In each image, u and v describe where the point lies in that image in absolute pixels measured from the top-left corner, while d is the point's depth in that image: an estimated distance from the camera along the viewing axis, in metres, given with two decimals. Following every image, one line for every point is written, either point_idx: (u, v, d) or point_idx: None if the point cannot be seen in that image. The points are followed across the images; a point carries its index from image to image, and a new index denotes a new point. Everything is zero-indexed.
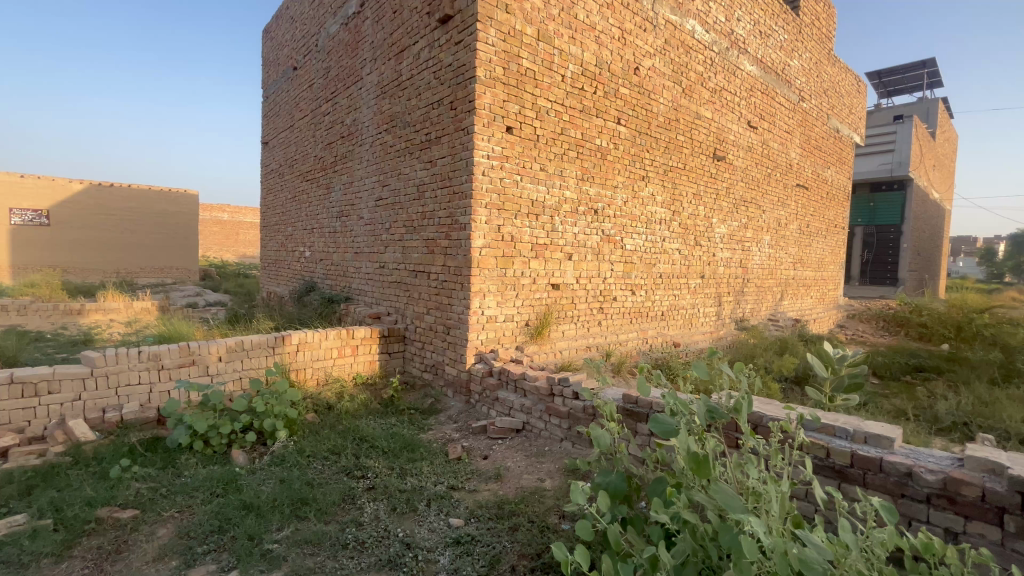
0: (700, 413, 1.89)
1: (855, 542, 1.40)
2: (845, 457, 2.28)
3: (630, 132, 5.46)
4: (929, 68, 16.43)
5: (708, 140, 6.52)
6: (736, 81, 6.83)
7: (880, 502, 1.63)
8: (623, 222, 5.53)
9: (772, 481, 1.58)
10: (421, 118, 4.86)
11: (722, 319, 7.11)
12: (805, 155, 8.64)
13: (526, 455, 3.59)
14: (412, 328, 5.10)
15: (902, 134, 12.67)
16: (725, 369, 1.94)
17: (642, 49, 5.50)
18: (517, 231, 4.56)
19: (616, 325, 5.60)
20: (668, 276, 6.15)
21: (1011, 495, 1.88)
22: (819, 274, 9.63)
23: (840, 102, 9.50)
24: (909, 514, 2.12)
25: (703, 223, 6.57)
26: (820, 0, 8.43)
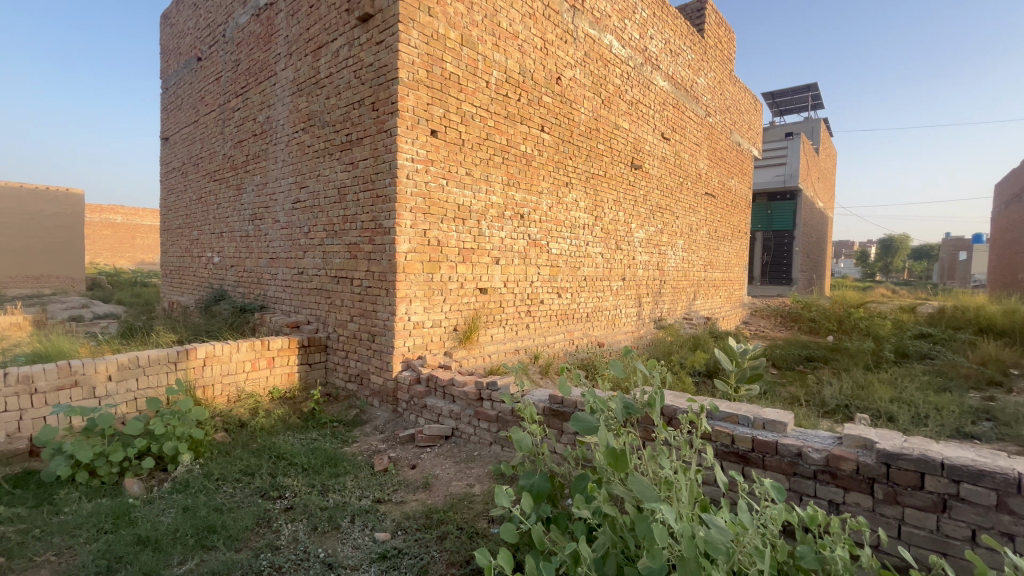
0: (617, 410, 1.99)
1: (752, 520, 1.53)
2: (747, 443, 2.50)
3: (553, 139, 5.62)
4: (813, 91, 18.50)
5: (627, 149, 6.87)
6: (650, 95, 7.27)
7: (772, 482, 1.80)
8: (549, 227, 5.67)
9: (682, 470, 1.68)
10: (340, 118, 4.67)
11: (642, 318, 7.51)
12: (712, 166, 9.39)
13: (455, 461, 3.55)
14: (334, 336, 4.87)
15: (792, 149, 14.15)
16: (639, 366, 2.05)
17: (563, 60, 5.69)
18: (443, 235, 4.52)
19: (544, 328, 5.72)
20: (592, 279, 6.39)
21: (878, 466, 2.15)
22: (726, 275, 10.48)
23: (740, 118, 10.43)
24: (800, 490, 2.36)
25: (623, 228, 6.91)
26: (722, 25, 9.21)
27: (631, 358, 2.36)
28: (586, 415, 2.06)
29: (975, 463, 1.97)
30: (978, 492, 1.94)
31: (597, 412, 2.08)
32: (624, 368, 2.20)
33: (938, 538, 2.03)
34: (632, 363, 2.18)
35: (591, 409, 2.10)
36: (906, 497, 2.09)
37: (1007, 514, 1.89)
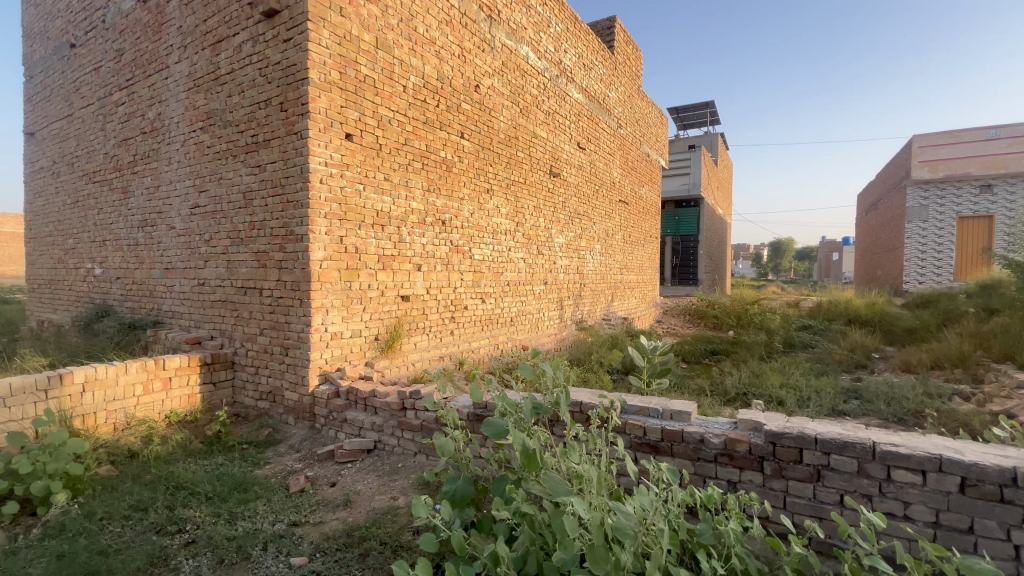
0: (529, 411, 2.06)
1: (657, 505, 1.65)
2: (657, 433, 2.69)
3: (473, 146, 5.67)
4: (710, 108, 20.26)
5: (545, 158, 7.09)
6: (566, 106, 7.58)
7: (669, 468, 1.96)
8: (471, 233, 5.70)
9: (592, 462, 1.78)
10: (245, 118, 4.38)
11: (564, 321, 7.77)
12: (624, 175, 9.96)
13: (378, 475, 3.45)
14: (242, 352, 4.53)
15: (695, 161, 15.38)
16: (546, 368, 2.16)
17: (481, 69, 5.77)
18: (361, 242, 4.38)
19: (468, 334, 5.73)
20: (515, 284, 6.51)
21: (766, 445, 2.40)
22: (640, 277, 11.14)
23: (648, 131, 11.17)
24: (703, 473, 2.57)
25: (544, 234, 7.12)
26: (629, 43, 9.82)
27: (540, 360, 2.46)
28: (499, 418, 2.12)
29: (841, 436, 2.26)
30: (845, 461, 2.23)
31: (510, 415, 2.15)
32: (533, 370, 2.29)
33: (815, 504, 2.30)
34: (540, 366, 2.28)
35: (502, 412, 2.16)
36: (789, 471, 2.35)
37: (867, 478, 2.19)
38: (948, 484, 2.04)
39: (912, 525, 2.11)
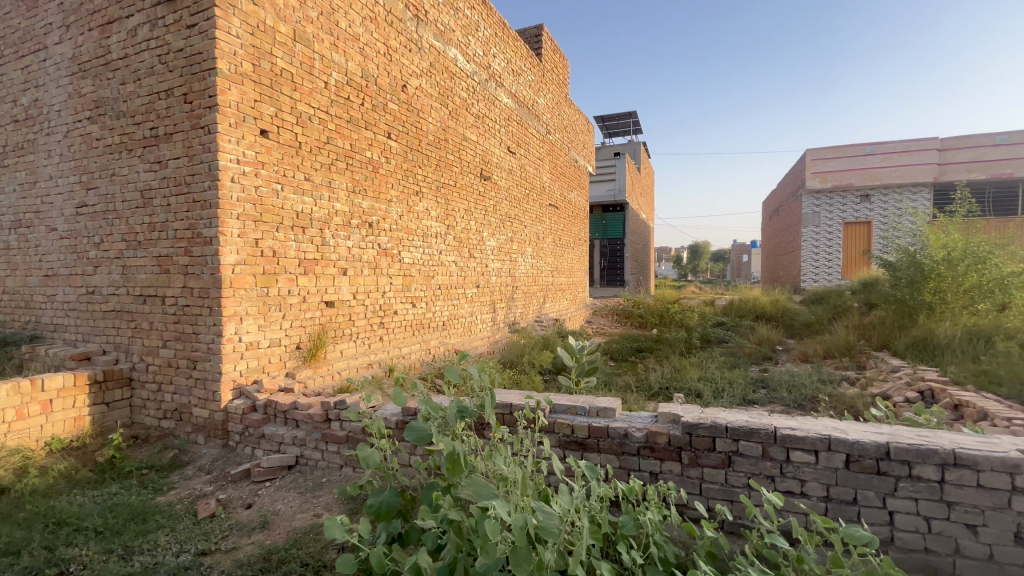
0: (453, 415, 2.03)
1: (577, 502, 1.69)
2: (584, 430, 2.76)
3: (401, 147, 5.54)
4: (633, 118, 21.34)
5: (475, 161, 7.09)
6: (495, 110, 7.62)
7: (588, 463, 2.00)
8: (400, 236, 5.56)
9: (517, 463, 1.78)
10: (142, 109, 3.97)
11: (497, 323, 7.79)
12: (554, 179, 10.20)
13: (300, 492, 3.24)
14: (141, 367, 4.09)
15: (620, 167, 16.09)
16: (470, 370, 2.13)
17: (408, 68, 5.65)
18: (280, 245, 4.11)
19: (399, 339, 5.57)
20: (447, 287, 6.43)
21: (683, 436, 2.54)
22: (571, 279, 11.45)
23: (576, 138, 11.54)
24: (627, 467, 2.67)
25: (475, 237, 7.11)
26: (557, 51, 10.09)
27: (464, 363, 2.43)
28: (422, 424, 2.08)
29: (748, 423, 2.44)
30: (751, 446, 2.41)
31: (435, 420, 2.11)
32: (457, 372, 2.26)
33: (726, 488, 2.46)
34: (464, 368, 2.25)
35: (426, 417, 2.12)
36: (704, 459, 2.50)
37: (770, 461, 2.38)
38: (836, 461, 2.27)
39: (807, 501, 2.32)
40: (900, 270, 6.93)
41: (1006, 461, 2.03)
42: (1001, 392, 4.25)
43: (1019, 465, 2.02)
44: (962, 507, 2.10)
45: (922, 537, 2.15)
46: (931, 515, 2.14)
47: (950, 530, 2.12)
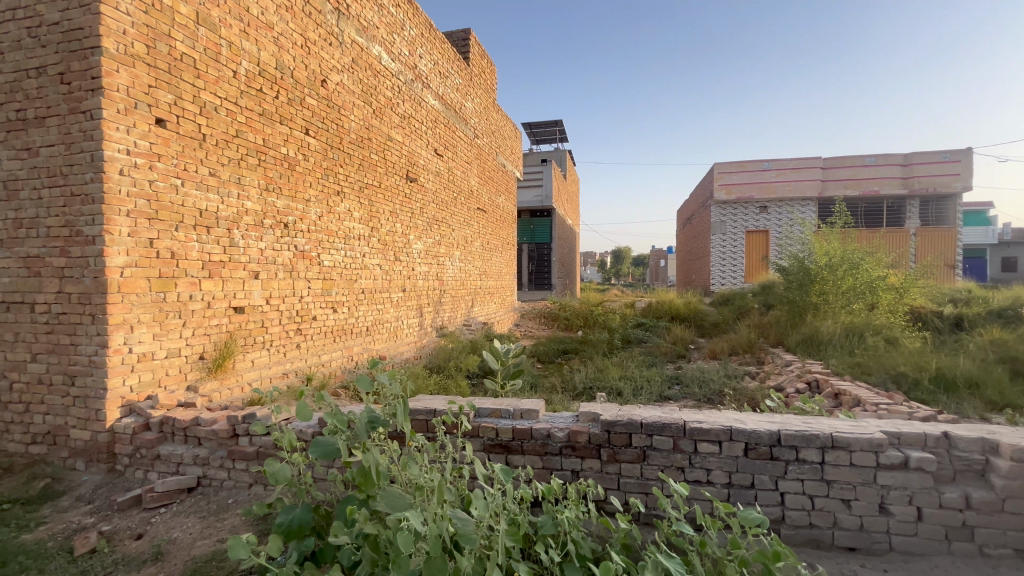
0: (362, 427, 1.93)
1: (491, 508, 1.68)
2: (508, 433, 2.78)
3: (321, 144, 5.27)
4: (559, 127, 22.03)
5: (401, 162, 6.92)
6: (421, 111, 7.50)
7: (502, 467, 2.00)
8: (319, 237, 5.28)
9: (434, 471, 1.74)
10: (5, 87, 3.44)
11: (424, 328, 7.63)
12: (482, 183, 10.23)
13: (201, 517, 2.94)
14: (3, 385, 3.53)
15: (546, 174, 16.49)
16: (381, 378, 2.01)
17: (328, 62, 5.40)
18: (179, 245, 3.74)
19: (318, 346, 5.27)
20: (371, 291, 6.20)
21: (601, 433, 2.63)
22: (499, 282, 11.52)
23: (504, 143, 11.66)
24: (550, 467, 2.72)
25: (401, 239, 6.93)
26: (484, 56, 10.15)
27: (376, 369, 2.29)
28: (330, 437, 1.97)
29: (660, 419, 2.59)
30: (664, 440, 2.55)
31: (345, 431, 2.00)
32: (368, 380, 2.13)
33: (641, 481, 2.58)
34: (375, 375, 2.13)
35: (334, 429, 2.01)
36: (621, 455, 2.61)
37: (680, 453, 2.54)
38: (736, 449, 2.46)
39: (711, 488, 2.50)
40: (791, 274, 7.73)
41: (871, 441, 2.32)
42: (871, 381, 4.87)
43: (882, 444, 2.32)
44: (839, 484, 2.36)
45: (807, 513, 2.39)
46: (814, 494, 2.39)
47: (829, 506, 2.37)
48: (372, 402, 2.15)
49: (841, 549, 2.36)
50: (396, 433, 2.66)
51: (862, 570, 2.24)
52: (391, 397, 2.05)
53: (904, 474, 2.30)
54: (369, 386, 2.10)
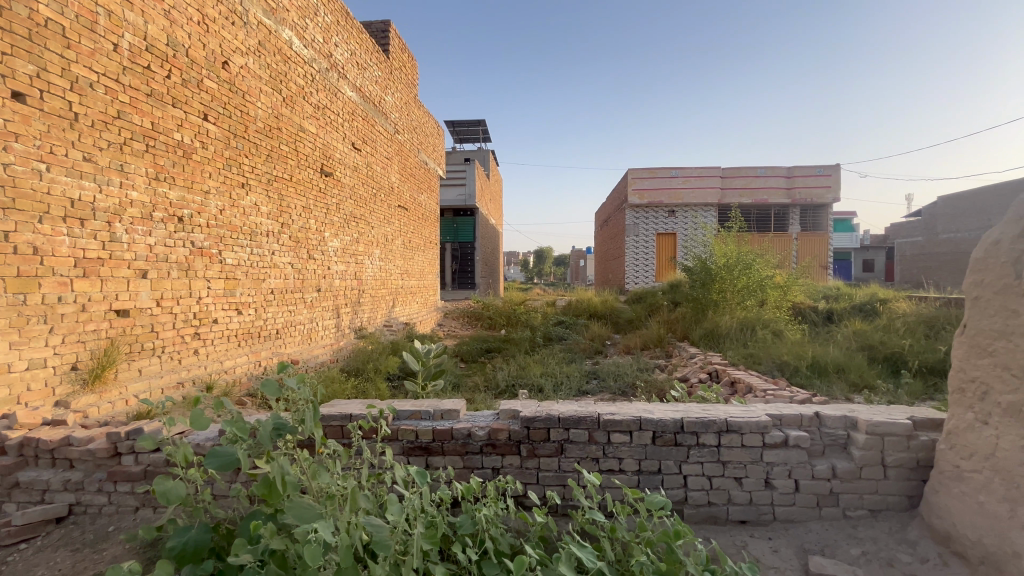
0: (267, 435, 1.78)
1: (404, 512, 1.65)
2: (428, 434, 2.73)
3: (222, 132, 4.85)
4: (482, 126, 22.11)
5: (315, 155, 6.55)
6: (337, 103, 7.15)
7: (416, 469, 1.96)
8: (220, 233, 4.84)
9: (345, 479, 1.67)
10: None
11: (341, 329, 7.28)
12: (403, 180, 9.98)
13: (74, 550, 2.55)
14: None
15: (470, 173, 16.47)
16: (289, 382, 1.86)
17: (230, 43, 4.97)
18: (44, 239, 3.24)
19: (220, 351, 4.81)
20: (282, 292, 5.79)
21: (521, 430, 2.68)
22: (421, 281, 11.30)
23: (426, 140, 11.47)
24: (470, 466, 2.72)
25: (315, 237, 6.56)
26: (406, 50, 9.90)
27: (286, 372, 2.11)
28: (230, 447, 1.81)
29: (576, 412, 2.69)
30: (579, 433, 2.66)
31: (247, 440, 1.85)
32: (275, 383, 1.96)
33: (559, 474, 2.67)
34: (284, 379, 1.97)
35: (234, 439, 1.85)
36: (540, 450, 2.68)
37: (594, 444, 2.66)
38: (645, 438, 2.63)
39: (623, 476, 2.64)
40: (695, 273, 8.39)
41: (758, 423, 2.59)
42: (760, 369, 5.43)
43: (767, 426, 2.60)
44: (732, 464, 2.61)
45: (706, 493, 2.61)
46: (712, 474, 2.62)
47: (724, 484, 2.61)
48: (280, 408, 1.99)
49: (734, 522, 2.61)
50: (306, 441, 2.52)
51: (751, 540, 2.49)
52: (301, 403, 1.91)
53: (785, 451, 2.59)
54: (276, 391, 1.93)
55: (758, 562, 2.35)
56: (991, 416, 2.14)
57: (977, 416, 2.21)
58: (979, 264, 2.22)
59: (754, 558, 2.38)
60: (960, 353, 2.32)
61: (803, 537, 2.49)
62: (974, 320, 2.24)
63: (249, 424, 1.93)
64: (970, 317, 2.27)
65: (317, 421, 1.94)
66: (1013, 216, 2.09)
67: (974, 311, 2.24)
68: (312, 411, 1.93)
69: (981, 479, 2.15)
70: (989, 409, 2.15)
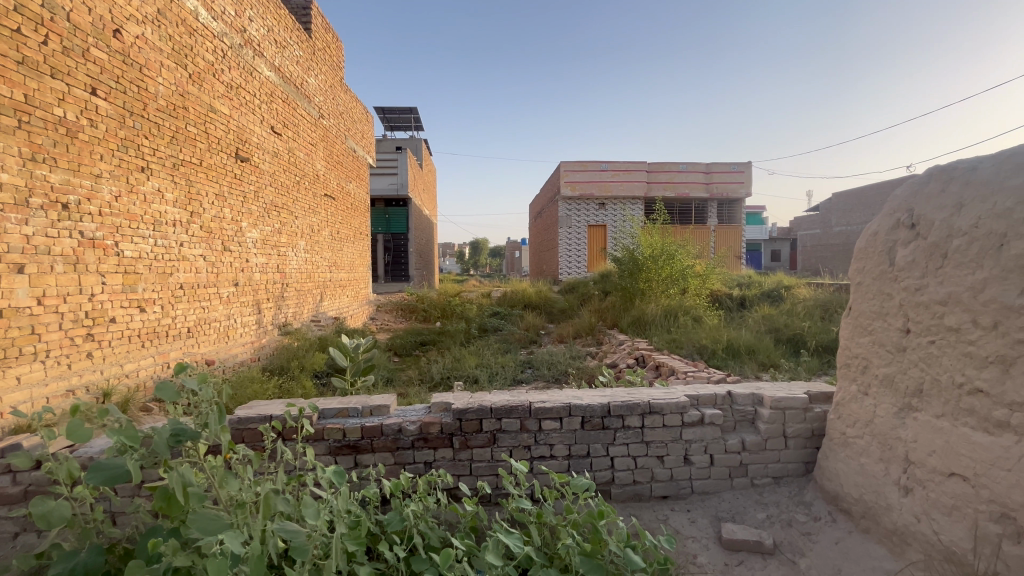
0: (163, 444, 1.62)
1: (322, 515, 1.58)
2: (356, 432, 2.64)
3: (115, 109, 4.33)
4: (414, 114, 21.55)
5: (228, 138, 6.04)
6: (253, 82, 6.64)
7: (334, 471, 1.88)
8: (117, 223, 4.35)
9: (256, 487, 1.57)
10: None
11: (264, 326, 6.82)
12: (329, 168, 9.49)
13: None
14: None
15: (402, 162, 16.01)
16: (189, 384, 1.69)
17: (122, 9, 4.42)
18: None
19: (119, 354, 4.32)
20: (192, 287, 5.31)
21: (453, 422, 2.66)
22: (351, 274, 10.85)
23: (353, 127, 10.97)
24: (401, 462, 2.66)
25: (230, 227, 6.07)
26: (330, 30, 9.37)
27: (186, 372, 1.92)
28: (116, 459, 1.64)
29: (508, 402, 2.71)
30: (511, 422, 2.68)
31: (140, 450, 1.68)
32: (173, 386, 1.79)
33: (492, 464, 2.68)
34: (181, 381, 1.79)
35: (121, 450, 1.67)
36: (472, 441, 2.67)
37: (526, 432, 2.70)
38: (574, 423, 2.71)
39: (553, 461, 2.71)
40: (623, 264, 8.75)
41: (678, 404, 2.75)
42: (682, 353, 5.78)
43: (685, 406, 2.76)
44: (654, 443, 2.76)
45: (631, 472, 2.74)
46: (636, 454, 2.75)
47: (647, 463, 2.75)
48: (179, 412, 1.83)
49: (657, 498, 2.76)
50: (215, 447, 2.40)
51: (672, 513, 2.66)
52: (204, 406, 1.76)
53: (701, 428, 2.78)
54: (173, 393, 1.76)
55: (677, 534, 2.52)
56: (870, 387, 2.42)
57: (859, 387, 2.49)
58: (862, 253, 2.48)
59: (674, 530, 2.54)
60: (846, 332, 2.59)
61: (717, 506, 2.70)
62: (858, 302, 2.51)
63: (141, 431, 1.76)
64: (854, 301, 2.54)
65: (222, 425, 1.80)
66: (889, 210, 2.35)
67: (857, 295, 2.51)
68: (216, 415, 1.79)
69: (863, 443, 2.42)
70: (869, 380, 2.43)
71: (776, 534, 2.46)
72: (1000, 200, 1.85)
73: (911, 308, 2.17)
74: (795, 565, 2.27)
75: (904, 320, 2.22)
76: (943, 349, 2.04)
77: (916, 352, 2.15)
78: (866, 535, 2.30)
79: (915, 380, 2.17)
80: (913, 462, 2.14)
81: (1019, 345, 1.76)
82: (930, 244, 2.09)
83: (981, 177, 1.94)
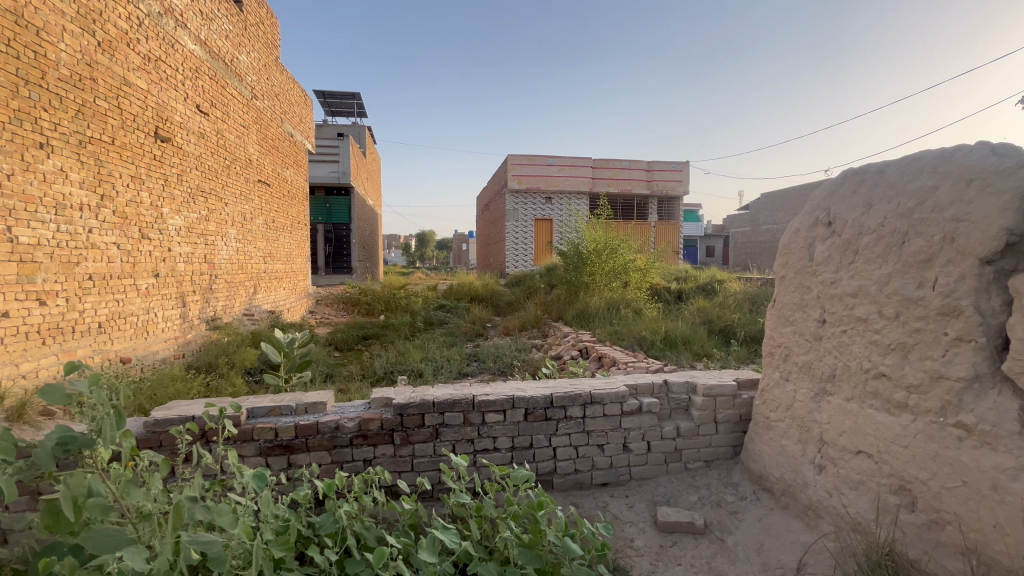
0: (46, 455, 1.45)
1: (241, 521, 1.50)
2: (290, 432, 2.51)
3: (6, 76, 3.82)
4: (357, 100, 20.73)
5: (146, 115, 5.53)
6: (175, 55, 6.08)
7: (256, 474, 1.77)
8: (9, 205, 3.86)
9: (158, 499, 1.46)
10: None
11: (190, 320, 6.32)
12: (263, 152, 8.93)
13: None
14: None
15: (344, 150, 15.40)
16: (79, 387, 1.50)
17: None
18: None
19: (14, 352, 3.84)
20: (104, 278, 4.82)
21: (394, 418, 2.58)
22: (288, 265, 10.30)
23: (290, 109, 10.39)
24: (339, 460, 2.56)
25: (149, 212, 5.56)
26: (263, 5, 8.78)
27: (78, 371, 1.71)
28: None
29: (451, 395, 2.67)
30: (455, 416, 2.65)
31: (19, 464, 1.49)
32: (59, 389, 1.58)
33: (434, 459, 2.64)
34: (70, 382, 1.58)
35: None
36: (414, 437, 2.61)
37: (469, 426, 2.67)
38: (517, 415, 2.72)
39: (496, 454, 2.71)
40: (569, 257, 8.89)
41: (618, 393, 2.83)
42: (623, 344, 5.97)
43: (624, 395, 2.85)
44: (595, 432, 2.82)
45: (573, 461, 2.79)
46: (578, 444, 2.80)
47: (588, 452, 2.81)
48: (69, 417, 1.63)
49: (597, 485, 2.83)
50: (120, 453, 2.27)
51: (611, 500, 2.74)
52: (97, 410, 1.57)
53: (639, 416, 2.87)
54: (59, 397, 1.56)
55: (616, 519, 2.59)
56: (790, 373, 2.59)
57: (782, 373, 2.66)
58: (785, 249, 2.65)
59: (613, 516, 2.62)
60: (770, 323, 2.76)
61: (653, 491, 2.80)
62: (781, 295, 2.67)
63: (21, 441, 1.55)
64: (778, 293, 2.70)
65: (121, 431, 1.64)
66: (809, 209, 2.51)
67: (781, 287, 2.68)
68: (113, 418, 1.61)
69: (784, 426, 2.59)
70: (790, 367, 2.60)
71: (706, 514, 2.60)
72: (902, 201, 2.02)
73: (827, 300, 2.34)
74: (723, 543, 2.40)
75: (821, 312, 2.39)
76: (852, 337, 2.22)
77: (831, 341, 2.33)
78: (786, 511, 2.48)
79: (829, 366, 2.35)
80: (827, 442, 2.32)
81: (917, 332, 1.94)
82: (844, 240, 2.26)
83: (888, 180, 2.12)
